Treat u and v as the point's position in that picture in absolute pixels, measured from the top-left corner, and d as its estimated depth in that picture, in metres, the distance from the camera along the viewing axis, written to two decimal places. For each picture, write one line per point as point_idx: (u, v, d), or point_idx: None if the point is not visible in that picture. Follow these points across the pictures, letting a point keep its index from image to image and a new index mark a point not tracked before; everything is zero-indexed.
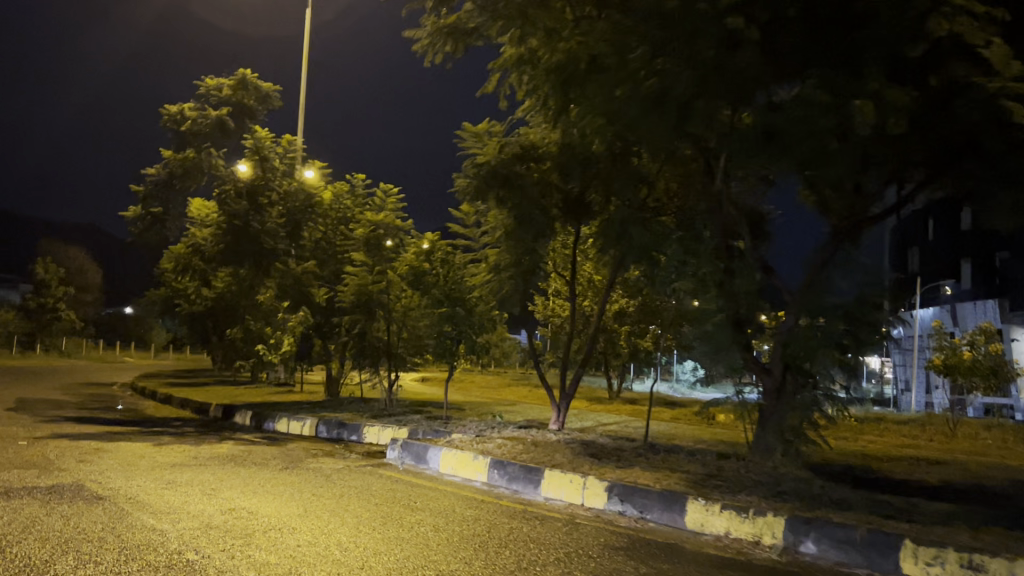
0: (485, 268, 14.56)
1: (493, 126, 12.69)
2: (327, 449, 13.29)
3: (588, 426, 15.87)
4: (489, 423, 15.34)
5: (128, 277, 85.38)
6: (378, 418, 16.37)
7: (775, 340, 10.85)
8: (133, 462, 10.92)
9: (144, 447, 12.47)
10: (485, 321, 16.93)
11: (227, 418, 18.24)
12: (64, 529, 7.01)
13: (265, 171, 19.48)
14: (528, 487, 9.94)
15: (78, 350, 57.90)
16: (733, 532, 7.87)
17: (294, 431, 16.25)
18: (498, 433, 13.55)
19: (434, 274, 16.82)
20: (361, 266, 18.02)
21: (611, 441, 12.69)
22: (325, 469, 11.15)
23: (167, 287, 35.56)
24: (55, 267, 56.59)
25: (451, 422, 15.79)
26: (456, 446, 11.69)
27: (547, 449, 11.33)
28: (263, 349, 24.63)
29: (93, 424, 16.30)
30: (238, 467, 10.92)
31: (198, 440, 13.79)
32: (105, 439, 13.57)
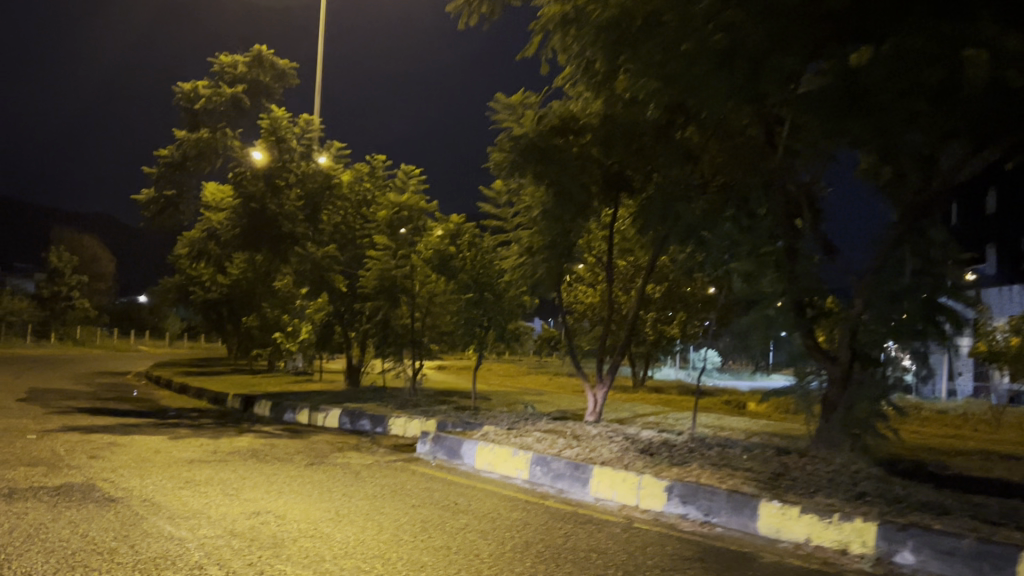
0: (518, 251, 13.69)
1: (528, 97, 11.84)
2: (353, 443, 12.55)
3: (625, 418, 15.07)
4: (522, 415, 14.56)
5: (143, 266, 85.00)
6: (404, 409, 15.63)
7: (842, 325, 9.99)
8: (148, 458, 10.20)
9: (160, 441, 11.76)
10: (514, 306, 16.24)
11: (246, 408, 17.53)
12: (72, 538, 6.28)
13: (281, 153, 18.79)
14: (575, 486, 9.14)
15: (93, 339, 57.49)
16: (815, 540, 7.07)
17: (316, 422, 15.53)
18: (534, 424, 12.75)
19: (461, 257, 16.10)
20: (384, 250, 17.20)
21: (656, 434, 11.90)
22: (353, 465, 10.39)
23: (181, 275, 34.88)
24: (69, 256, 56.11)
25: (481, 413, 15.02)
26: (492, 440, 10.90)
27: (590, 443, 10.54)
28: (281, 337, 23.92)
29: (107, 416, 15.62)
30: (262, 463, 10.18)
31: (217, 433, 13.08)
32: (119, 432, 12.87)
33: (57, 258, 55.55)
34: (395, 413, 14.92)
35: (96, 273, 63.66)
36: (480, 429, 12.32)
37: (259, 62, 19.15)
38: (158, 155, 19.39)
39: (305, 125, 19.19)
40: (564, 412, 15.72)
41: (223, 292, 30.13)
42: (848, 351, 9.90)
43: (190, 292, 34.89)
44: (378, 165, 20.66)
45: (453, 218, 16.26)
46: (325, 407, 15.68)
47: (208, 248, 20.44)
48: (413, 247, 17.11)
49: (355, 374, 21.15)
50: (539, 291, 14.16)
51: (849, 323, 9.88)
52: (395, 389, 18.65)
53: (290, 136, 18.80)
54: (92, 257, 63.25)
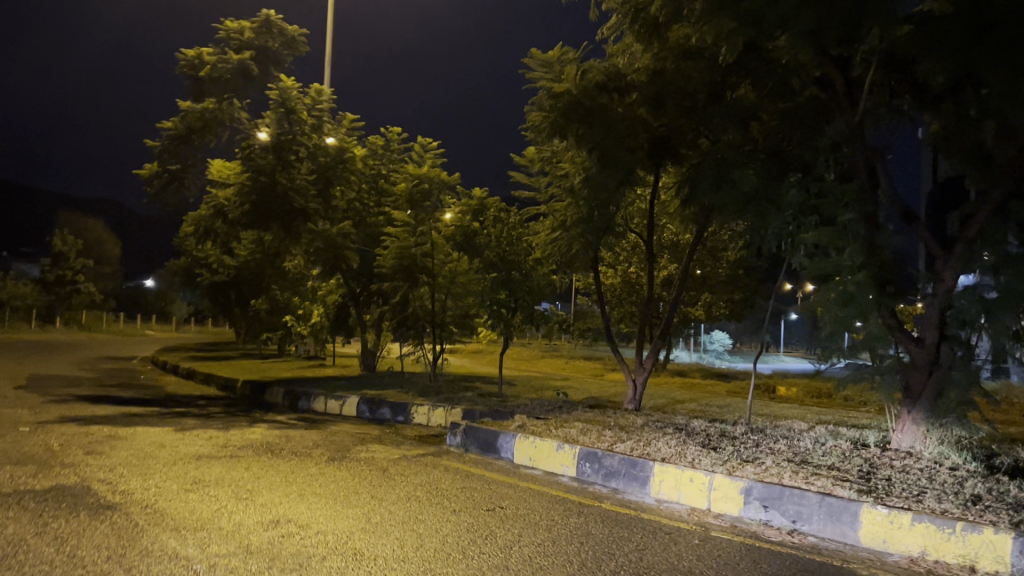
0: (552, 224, 12.56)
1: (567, 53, 10.87)
2: (375, 434, 11.54)
3: (666, 406, 14.01)
4: (553, 402, 13.54)
5: (149, 250, 84.10)
6: (427, 396, 14.62)
7: (929, 302, 8.88)
8: (154, 453, 9.19)
9: (166, 433, 10.75)
10: (544, 286, 15.12)
11: (256, 395, 16.55)
12: (55, 559, 5.23)
13: (291, 124, 17.45)
14: (632, 486, 8.08)
15: (100, 323, 56.68)
16: (933, 554, 6.00)
17: (333, 411, 14.54)
18: (572, 413, 11.72)
19: (486, 234, 14.89)
20: (403, 226, 16.08)
21: (708, 424, 10.86)
22: (379, 461, 9.36)
23: (187, 257, 33.87)
24: (74, 240, 55.19)
25: (510, 401, 14.00)
26: (532, 433, 9.87)
27: (643, 436, 9.49)
28: (292, 321, 22.92)
29: (108, 404, 14.65)
30: (278, 459, 9.15)
31: (228, 424, 12.08)
32: (123, 423, 11.87)
33: (61, 242, 54.62)
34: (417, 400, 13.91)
35: (101, 257, 62.77)
36: (514, 419, 11.30)
37: (267, 28, 18.01)
38: (160, 127, 18.23)
39: (316, 95, 18.12)
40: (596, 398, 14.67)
41: (230, 274, 29.10)
42: (936, 332, 8.78)
43: (196, 275, 33.86)
44: (394, 139, 19.58)
45: (477, 192, 15.14)
46: (341, 395, 14.67)
47: (214, 228, 19.36)
48: (434, 223, 16.04)
49: (370, 359, 20.12)
50: (574, 268, 13.04)
51: (937, 300, 8.77)
52: (414, 375, 17.62)
53: (301, 108, 17.65)
54: (97, 240, 62.29)
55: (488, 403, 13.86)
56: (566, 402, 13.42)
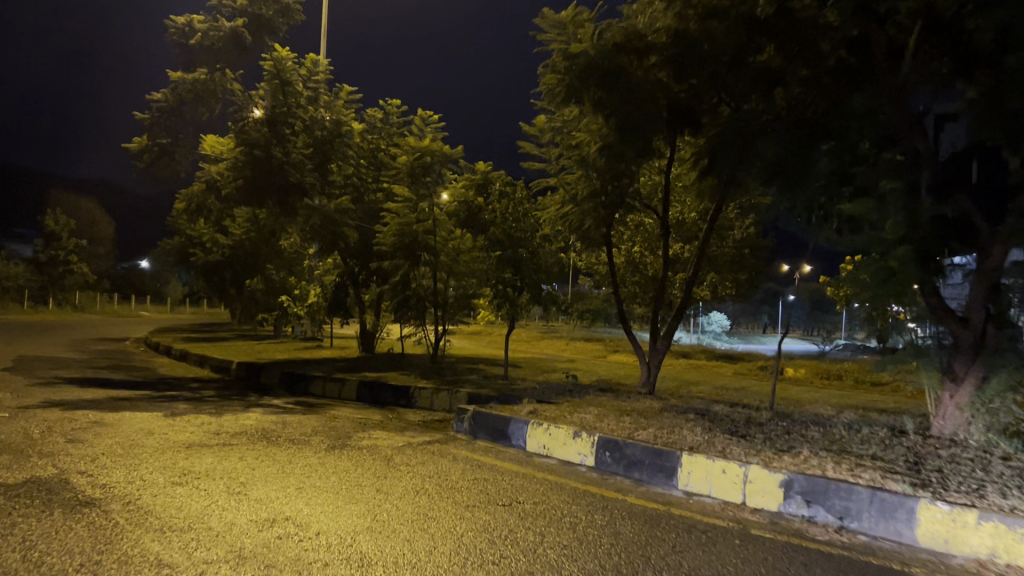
0: (562, 198, 11.89)
1: (581, 13, 10.32)
2: (376, 420, 10.93)
3: (680, 390, 13.35)
4: (563, 385, 12.95)
5: (143, 230, 83.17)
6: (429, 379, 14.00)
7: (977, 278, 8.23)
8: (140, 442, 8.55)
9: (156, 419, 10.13)
10: (552, 265, 14.45)
11: (251, 377, 15.93)
12: (21, 567, 4.61)
13: (286, 96, 16.76)
14: (658, 478, 7.48)
15: (93, 304, 55.93)
16: (1004, 557, 5.40)
17: (331, 393, 13.93)
18: (584, 398, 11.13)
19: (492, 209, 14.24)
20: (403, 201, 15.35)
21: (730, 409, 10.28)
22: (383, 449, 8.75)
23: (181, 237, 33.17)
24: (66, 219, 54.32)
25: (517, 384, 13.41)
26: (545, 418, 9.27)
27: (664, 422, 8.89)
28: (288, 300, 22.27)
29: (96, 387, 14.02)
30: (274, 448, 8.53)
31: (222, 409, 11.46)
32: (111, 408, 11.24)
33: (54, 222, 53.77)
34: (420, 384, 13.32)
35: (94, 237, 61.91)
36: (524, 404, 10.71)
37: None
38: (149, 99, 17.41)
39: (312, 65, 17.37)
40: (607, 381, 14.08)
41: (224, 254, 28.39)
42: (984, 311, 8.14)
43: (190, 255, 33.11)
44: (393, 111, 18.84)
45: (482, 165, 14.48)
46: (340, 377, 14.06)
47: (207, 204, 18.65)
48: (436, 198, 15.38)
49: (370, 340, 19.51)
50: (585, 245, 12.39)
51: (984, 277, 8.14)
52: (415, 357, 17.01)
53: (296, 79, 16.89)
54: (90, 219, 61.38)
55: (494, 385, 13.26)
56: (576, 385, 12.82)
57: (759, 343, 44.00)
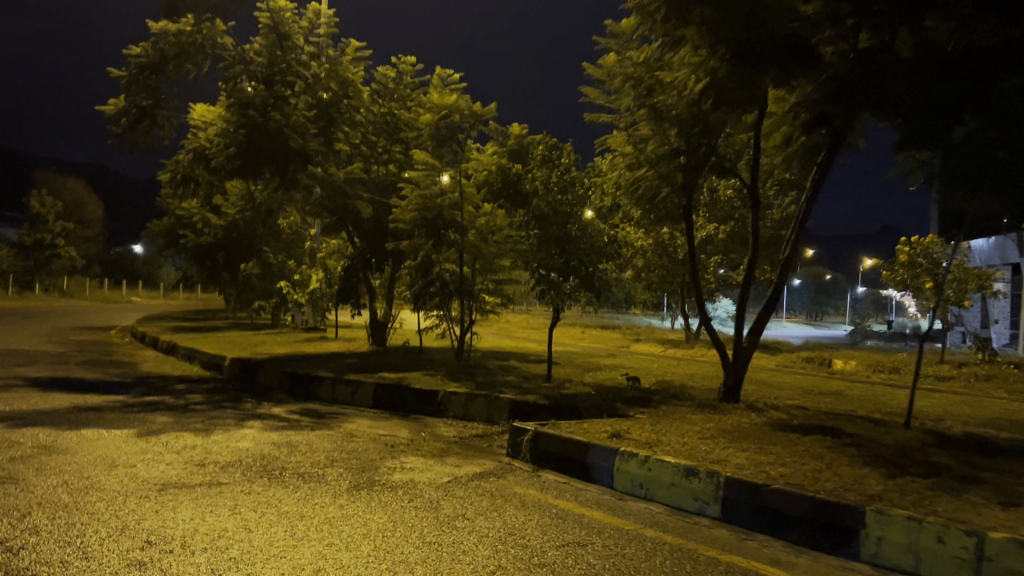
0: (631, 161, 9.60)
1: None
2: (405, 439, 8.69)
3: (770, 397, 10.83)
4: (624, 390, 10.74)
5: (133, 212, 80.36)
6: (461, 381, 11.75)
7: None
8: (94, 483, 6.25)
9: (124, 443, 7.84)
10: (608, 246, 12.07)
11: (249, 376, 13.68)
12: None
13: (285, 51, 14.42)
14: (829, 545, 5.25)
15: (82, 290, 53.39)
16: None
17: (344, 398, 11.69)
18: (669, 413, 8.88)
19: (533, 178, 11.94)
20: (424, 168, 13.09)
21: (863, 428, 8.04)
22: (424, 490, 6.50)
23: (171, 218, 30.83)
24: (52, 200, 51.66)
25: (566, 387, 11.20)
26: (638, 443, 7.03)
27: (798, 451, 6.67)
28: (288, 287, 19.96)
29: (62, 391, 11.74)
30: (278, 490, 6.27)
31: (210, 423, 9.20)
32: (72, 424, 8.98)
33: (40, 204, 51.09)
34: (450, 388, 11.11)
35: (83, 220, 59.35)
36: (589, 421, 8.47)
37: None
38: (126, 55, 14.93)
39: (314, 15, 15.02)
40: (669, 382, 11.87)
41: (217, 235, 26.04)
42: None
43: (180, 237, 30.60)
44: (407, 70, 16.44)
45: (522, 125, 12.23)
46: (353, 379, 11.83)
47: (194, 177, 16.29)
48: (464, 166, 13.14)
49: (381, 332, 17.26)
50: (655, 220, 10.14)
51: None
52: (436, 353, 14.78)
53: (296, 32, 14.54)
54: (77, 201, 58.73)
55: (541, 389, 11.04)
56: (640, 391, 10.60)
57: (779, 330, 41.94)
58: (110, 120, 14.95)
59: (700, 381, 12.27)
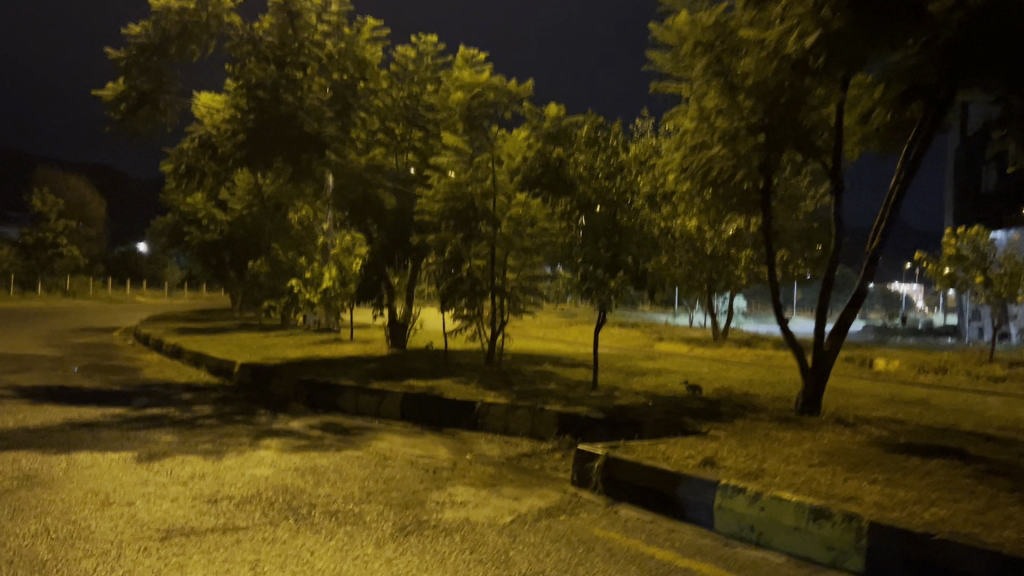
0: (704, 140, 8.35)
1: None
2: (447, 462, 7.48)
3: (852, 407, 9.58)
4: (685, 400, 9.53)
5: (136, 211, 79.22)
6: (499, 390, 10.52)
7: None
8: (81, 533, 5.03)
9: (120, 472, 6.62)
10: (663, 239, 10.83)
11: (262, 383, 12.50)
12: None
13: (297, 29, 13.12)
14: None
15: (85, 289, 52.29)
16: None
17: (368, 408, 10.52)
18: (753, 432, 7.66)
19: (578, 164, 10.71)
20: (455, 154, 11.87)
21: (991, 449, 6.81)
22: (485, 534, 5.30)
23: (176, 213, 29.63)
24: (54, 198, 50.38)
25: (618, 396, 10.00)
26: (737, 472, 5.82)
27: (940, 486, 5.44)
28: (300, 285, 18.75)
29: (56, 403, 10.54)
30: (306, 537, 5.08)
31: (222, 443, 7.98)
32: (63, 446, 7.75)
33: (42, 202, 49.77)
34: (489, 398, 9.93)
35: (86, 219, 58.13)
36: (665, 440, 7.28)
37: None
38: (125, 34, 13.66)
39: None
40: (732, 390, 10.67)
41: (224, 231, 24.81)
42: None
43: (185, 234, 29.39)
44: (428, 51, 15.15)
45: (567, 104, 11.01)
46: (378, 388, 10.65)
47: (200, 170, 15.05)
48: (497, 150, 11.90)
49: (400, 333, 16.09)
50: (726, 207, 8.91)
51: None
52: (464, 357, 13.59)
53: (308, 8, 13.25)
54: (80, 200, 57.46)
55: (590, 398, 9.84)
56: (704, 402, 9.40)
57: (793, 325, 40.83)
58: (108, 106, 13.72)
59: (765, 389, 11.02)
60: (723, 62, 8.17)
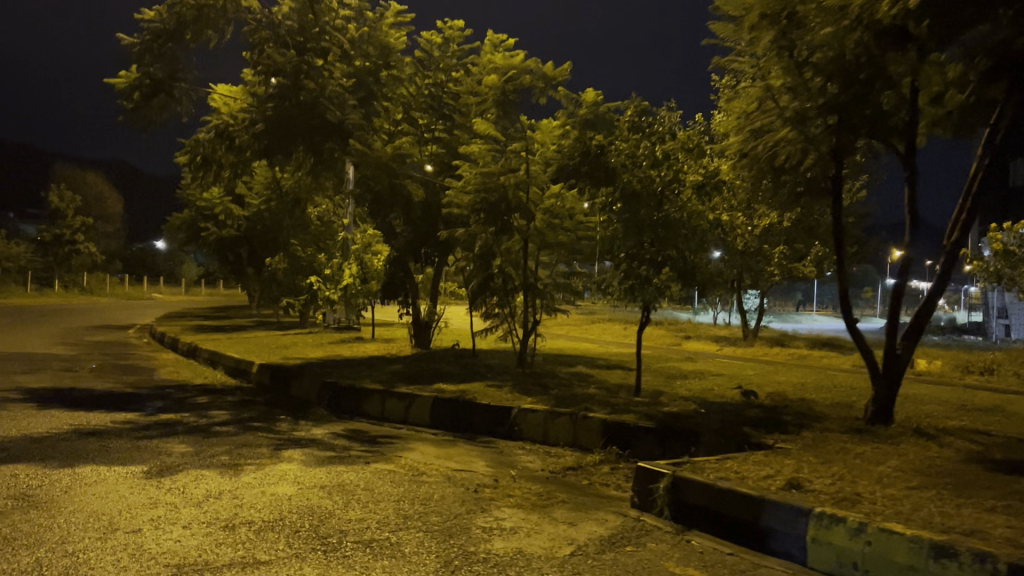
0: (771, 121, 7.57)
1: None
2: (488, 478, 6.77)
3: (924, 416, 8.77)
4: (739, 407, 8.78)
5: (153, 207, 78.97)
6: (536, 395, 9.80)
7: None
8: (81, 569, 4.35)
9: (128, 490, 5.95)
10: (713, 234, 10.02)
11: (282, 385, 11.85)
12: None
13: (318, 12, 12.42)
14: None
15: (102, 286, 51.92)
16: None
17: (395, 415, 9.84)
18: (826, 446, 6.90)
19: (621, 153, 9.92)
20: (486, 143, 11.11)
21: None
22: (544, 571, 4.58)
23: (193, 209, 29.08)
24: (71, 195, 50.01)
25: (665, 403, 9.24)
26: (829, 497, 5.07)
27: None
28: (319, 282, 18.11)
29: (65, 408, 9.92)
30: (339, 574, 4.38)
31: (240, 455, 7.31)
32: (69, 458, 7.10)
33: (59, 199, 49.40)
34: (526, 403, 9.21)
35: (103, 215, 57.79)
36: (733, 456, 6.52)
37: None
38: (138, 19, 13.00)
39: None
40: (787, 396, 9.92)
41: (242, 227, 24.20)
42: None
43: (201, 230, 28.83)
44: (454, 37, 14.39)
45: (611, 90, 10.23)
46: (406, 392, 9.96)
47: (217, 162, 14.41)
48: (532, 139, 11.13)
49: (424, 333, 15.40)
50: (790, 197, 8.12)
51: None
52: (493, 358, 12.87)
53: None
54: (97, 196, 57.11)
55: (635, 405, 9.09)
56: (762, 410, 8.63)
57: (819, 323, 39.83)
58: (120, 94, 13.05)
59: (823, 395, 10.21)
60: (793, 36, 7.36)
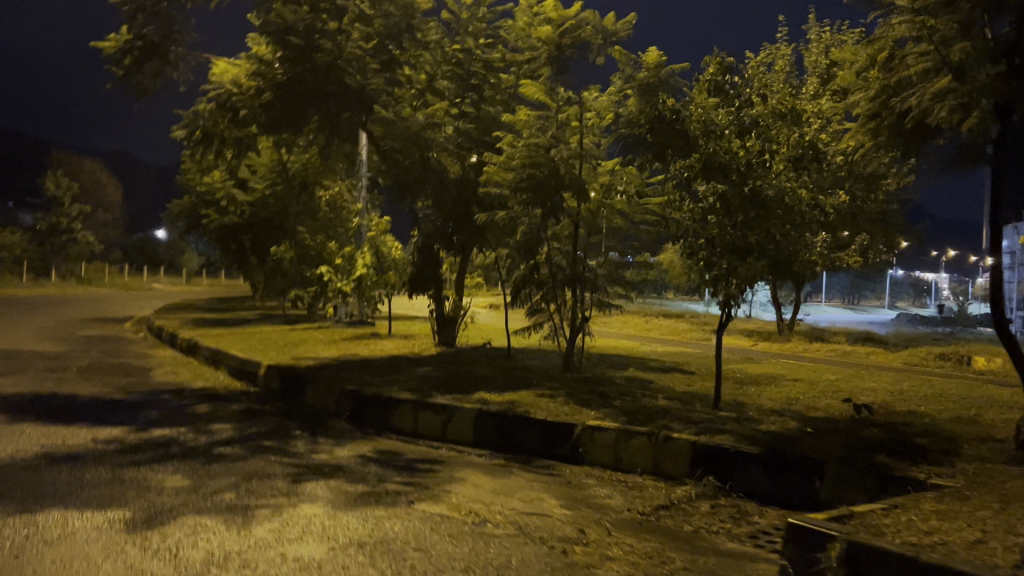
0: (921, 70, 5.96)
1: None
2: (570, 526, 5.24)
3: None
4: (855, 427, 7.20)
5: (154, 196, 77.29)
6: (600, 407, 8.25)
7: None
8: None
9: (99, 552, 4.41)
10: (808, 221, 8.40)
11: (295, 391, 10.31)
12: None
13: None
14: None
15: (101, 276, 50.23)
16: None
17: (430, 430, 8.30)
18: (1008, 484, 5.35)
19: (700, 120, 8.32)
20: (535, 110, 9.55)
21: None
22: None
23: (194, 195, 27.45)
24: (68, 183, 48.26)
25: (758, 419, 7.68)
26: None
27: None
28: (332, 273, 16.51)
29: (40, 420, 8.39)
30: None
31: (247, 492, 5.77)
32: (29, 496, 5.55)
33: (55, 186, 47.67)
34: (591, 419, 7.66)
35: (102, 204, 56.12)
36: (898, 503, 4.97)
37: None
38: None
39: None
40: (897, 409, 8.35)
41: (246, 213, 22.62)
42: None
43: (202, 218, 27.21)
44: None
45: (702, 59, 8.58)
46: (443, 403, 8.41)
47: (220, 139, 12.82)
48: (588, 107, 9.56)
49: (450, 329, 13.83)
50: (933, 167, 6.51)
51: None
52: (534, 360, 11.29)
53: None
54: (95, 184, 55.35)
55: (724, 422, 7.52)
56: (885, 431, 7.06)
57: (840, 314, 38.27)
58: (109, 59, 11.45)
59: (937, 408, 8.62)
60: None
